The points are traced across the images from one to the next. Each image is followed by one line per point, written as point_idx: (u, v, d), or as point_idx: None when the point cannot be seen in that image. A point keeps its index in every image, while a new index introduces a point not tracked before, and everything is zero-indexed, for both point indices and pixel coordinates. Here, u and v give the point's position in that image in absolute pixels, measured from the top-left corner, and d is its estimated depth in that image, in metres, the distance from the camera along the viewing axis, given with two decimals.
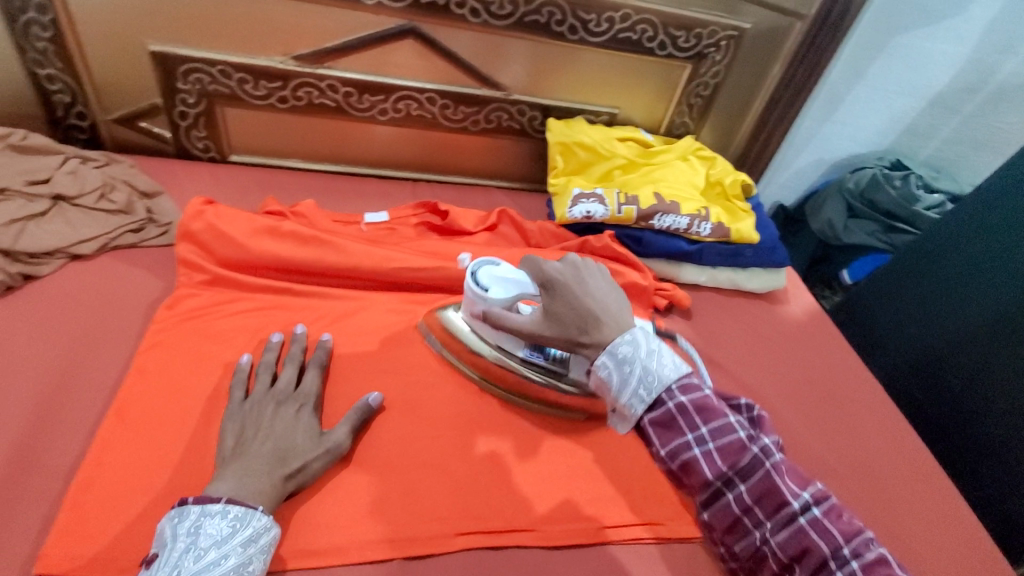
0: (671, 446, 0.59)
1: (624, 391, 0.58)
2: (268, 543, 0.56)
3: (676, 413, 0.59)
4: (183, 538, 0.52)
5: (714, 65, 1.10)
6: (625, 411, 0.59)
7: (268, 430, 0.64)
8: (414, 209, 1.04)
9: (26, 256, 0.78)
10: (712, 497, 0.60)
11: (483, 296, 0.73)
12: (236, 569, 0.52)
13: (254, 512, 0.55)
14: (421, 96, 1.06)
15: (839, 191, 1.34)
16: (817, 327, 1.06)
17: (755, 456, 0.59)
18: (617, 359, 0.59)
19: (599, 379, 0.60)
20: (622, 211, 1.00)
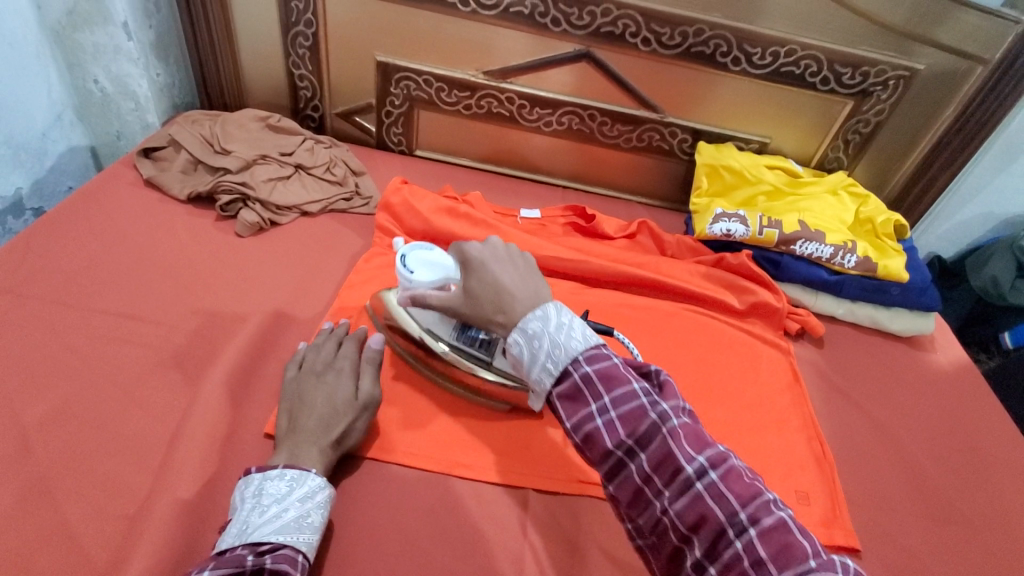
0: (575, 419, 0.54)
1: (535, 368, 0.57)
2: (327, 501, 0.63)
3: (581, 386, 0.54)
4: (249, 501, 0.60)
5: (878, 103, 1.11)
6: (534, 385, 0.57)
7: (312, 402, 0.71)
8: (563, 211, 1.16)
9: (274, 207, 1.02)
10: (616, 471, 0.54)
11: (408, 280, 0.76)
12: (296, 520, 0.59)
13: (308, 474, 0.63)
14: (583, 112, 1.19)
15: (1010, 248, 1.23)
16: (966, 381, 1.01)
17: (653, 421, 0.52)
18: (527, 336, 0.57)
19: (514, 358, 0.59)
20: (763, 233, 1.04)
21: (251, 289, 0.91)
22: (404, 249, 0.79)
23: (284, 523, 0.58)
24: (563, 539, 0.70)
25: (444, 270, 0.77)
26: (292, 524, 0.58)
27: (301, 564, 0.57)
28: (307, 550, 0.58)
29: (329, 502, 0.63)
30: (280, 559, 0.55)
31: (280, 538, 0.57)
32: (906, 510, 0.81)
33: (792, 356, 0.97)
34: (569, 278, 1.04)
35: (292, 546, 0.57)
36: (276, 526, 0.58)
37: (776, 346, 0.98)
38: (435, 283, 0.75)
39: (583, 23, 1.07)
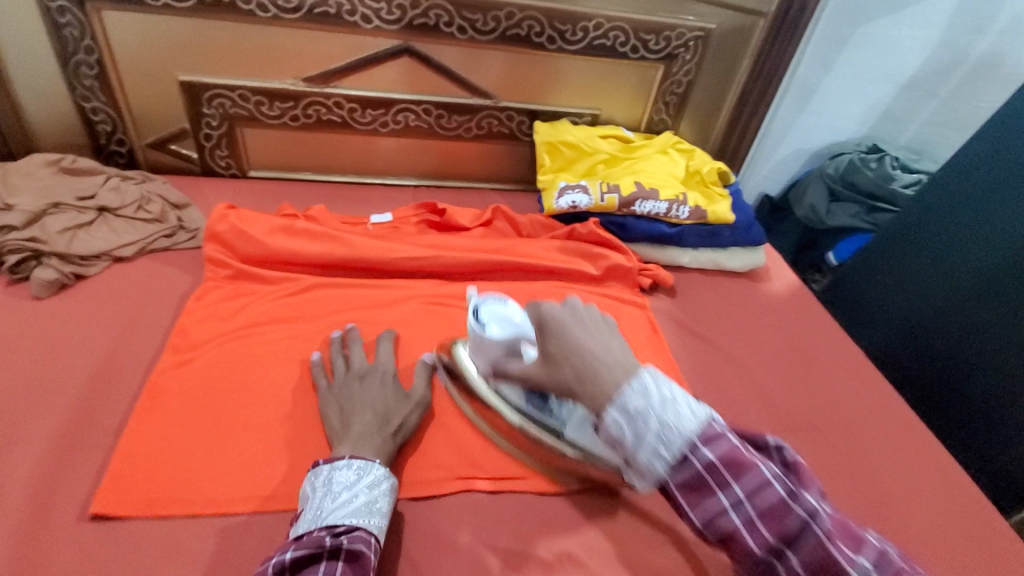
0: (704, 513, 0.50)
1: (641, 451, 0.51)
2: (390, 488, 0.65)
3: (705, 472, 0.50)
4: (320, 489, 0.62)
5: (685, 64, 1.20)
6: (642, 468, 0.51)
7: (362, 401, 0.74)
8: (415, 209, 1.13)
9: (77, 259, 0.90)
10: (758, 567, 0.49)
11: (480, 334, 0.74)
12: (367, 506, 0.61)
13: (373, 464, 0.65)
14: (418, 108, 1.17)
15: (819, 177, 1.39)
16: (799, 301, 1.12)
17: (802, 518, 0.48)
18: (630, 415, 0.52)
19: (612, 437, 0.54)
20: (605, 199, 1.09)
21: (60, 356, 0.79)
22: (478, 305, 0.79)
23: (355, 508, 0.60)
24: (445, 541, 0.67)
25: (517, 328, 0.75)
26: (363, 508, 0.61)
27: (374, 544, 0.59)
28: (378, 533, 0.61)
29: (393, 489, 0.65)
30: (355, 539, 0.58)
31: (354, 521, 0.59)
32: (763, 427, 0.88)
33: (648, 309, 1.03)
34: (428, 276, 1.02)
35: (364, 529, 0.59)
36: (348, 510, 0.60)
37: (633, 303, 1.03)
38: (505, 351, 0.74)
39: (395, 18, 1.05)
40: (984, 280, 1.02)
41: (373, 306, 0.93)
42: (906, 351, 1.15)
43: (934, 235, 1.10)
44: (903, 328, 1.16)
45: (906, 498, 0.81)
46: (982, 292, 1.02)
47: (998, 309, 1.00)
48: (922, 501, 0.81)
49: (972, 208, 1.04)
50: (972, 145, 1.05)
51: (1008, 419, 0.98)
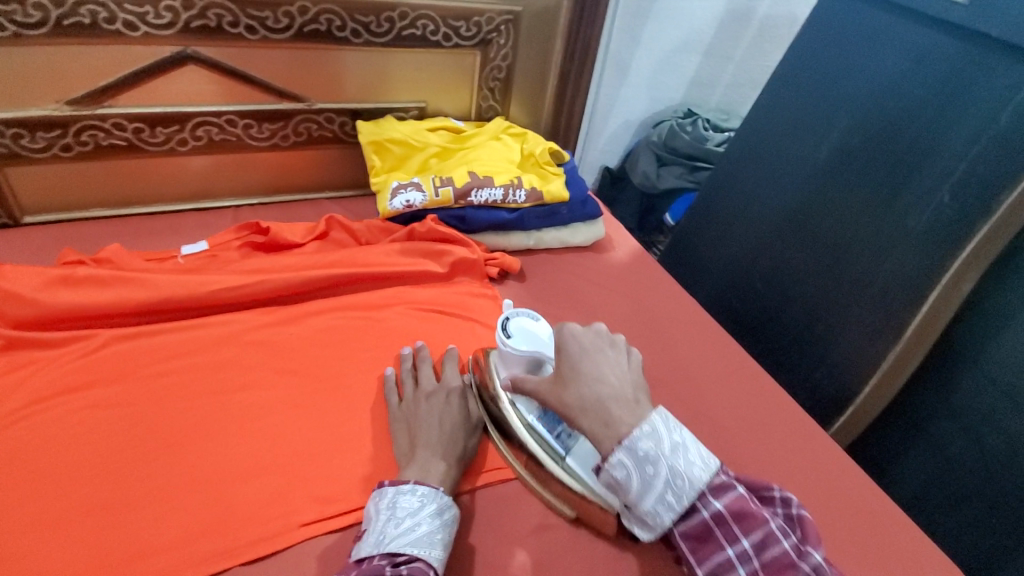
0: (708, 563, 0.55)
1: (646, 498, 0.56)
2: (452, 518, 0.63)
3: (714, 524, 0.54)
4: (384, 513, 0.61)
5: (501, 48, 1.19)
6: (650, 516, 0.56)
7: (427, 420, 0.73)
8: (236, 232, 1.02)
9: None
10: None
11: (505, 341, 0.74)
12: (427, 535, 0.59)
13: (439, 492, 0.63)
14: (219, 120, 1.05)
15: (647, 145, 1.48)
16: (639, 266, 1.18)
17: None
18: (639, 458, 0.56)
19: (615, 480, 0.57)
20: (439, 193, 1.06)
21: None
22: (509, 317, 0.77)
23: (418, 538, 0.59)
24: None
25: (541, 343, 0.74)
26: (424, 538, 0.59)
27: None
28: (439, 565, 0.59)
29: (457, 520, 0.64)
30: (416, 573, 0.56)
31: (413, 551, 0.57)
32: None
33: (498, 299, 1.01)
34: (256, 304, 0.92)
35: (424, 561, 0.57)
36: (414, 539, 0.58)
37: (482, 294, 1.01)
38: (529, 364, 0.74)
39: (166, 22, 0.93)
40: (784, 218, 1.13)
41: (190, 350, 0.83)
42: (733, 292, 1.24)
43: (742, 180, 1.22)
44: (728, 271, 1.25)
45: (743, 432, 0.88)
46: (782, 229, 1.14)
47: (795, 241, 1.11)
48: (760, 432, 0.88)
49: (766, 155, 1.17)
50: (763, 99, 1.17)
51: (812, 340, 1.09)
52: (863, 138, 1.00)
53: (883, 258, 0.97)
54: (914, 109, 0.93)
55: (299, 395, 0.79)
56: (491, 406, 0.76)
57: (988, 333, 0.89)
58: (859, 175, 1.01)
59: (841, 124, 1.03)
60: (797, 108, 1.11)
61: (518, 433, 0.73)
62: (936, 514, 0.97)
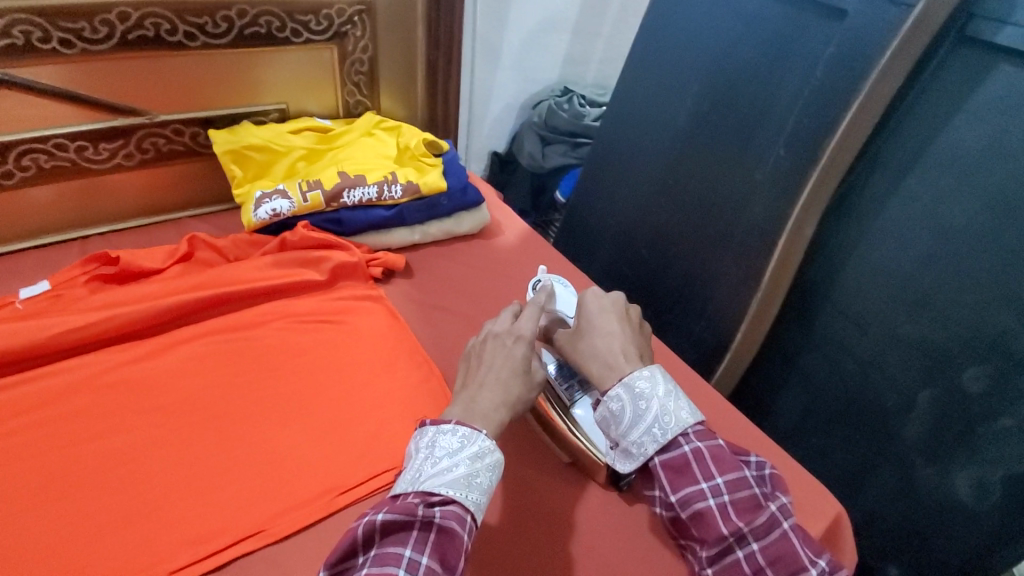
0: (682, 494, 0.62)
1: (634, 430, 0.65)
2: (495, 463, 0.59)
3: (693, 459, 0.63)
4: (423, 451, 0.59)
5: (359, 40, 1.15)
6: (635, 446, 0.65)
7: (488, 359, 0.70)
8: (80, 266, 0.93)
9: None
10: (720, 555, 0.61)
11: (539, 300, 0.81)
12: (465, 478, 0.57)
13: (478, 434, 0.60)
14: (46, 145, 0.94)
15: (530, 127, 1.51)
16: (528, 247, 1.19)
17: (769, 515, 0.60)
18: (634, 394, 0.66)
19: (611, 411, 0.67)
20: (308, 198, 1.01)
21: None
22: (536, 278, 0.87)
23: (455, 479, 0.56)
24: None
25: None
26: (462, 480, 0.56)
27: (469, 523, 0.56)
28: (475, 509, 0.56)
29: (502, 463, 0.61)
30: (447, 515, 0.54)
31: (447, 493, 0.55)
32: None
33: (383, 300, 0.98)
34: (110, 342, 0.84)
35: (459, 504, 0.55)
36: (451, 478, 0.56)
37: (367, 296, 0.98)
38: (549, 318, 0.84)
39: None
40: (655, 184, 1.18)
41: (33, 404, 0.75)
42: (624, 261, 1.28)
43: (617, 152, 1.25)
44: (617, 241, 1.28)
45: None
46: (655, 195, 1.18)
47: (667, 205, 1.16)
48: None
49: (635, 125, 1.21)
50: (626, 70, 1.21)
51: (692, 296, 1.14)
52: (712, 102, 1.05)
53: (741, 212, 1.03)
54: (750, 69, 0.99)
55: (167, 431, 0.74)
56: None
57: (833, 270, 0.99)
58: (712, 137, 1.06)
59: (694, 90, 1.08)
60: (655, 79, 1.15)
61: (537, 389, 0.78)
62: (819, 441, 1.06)
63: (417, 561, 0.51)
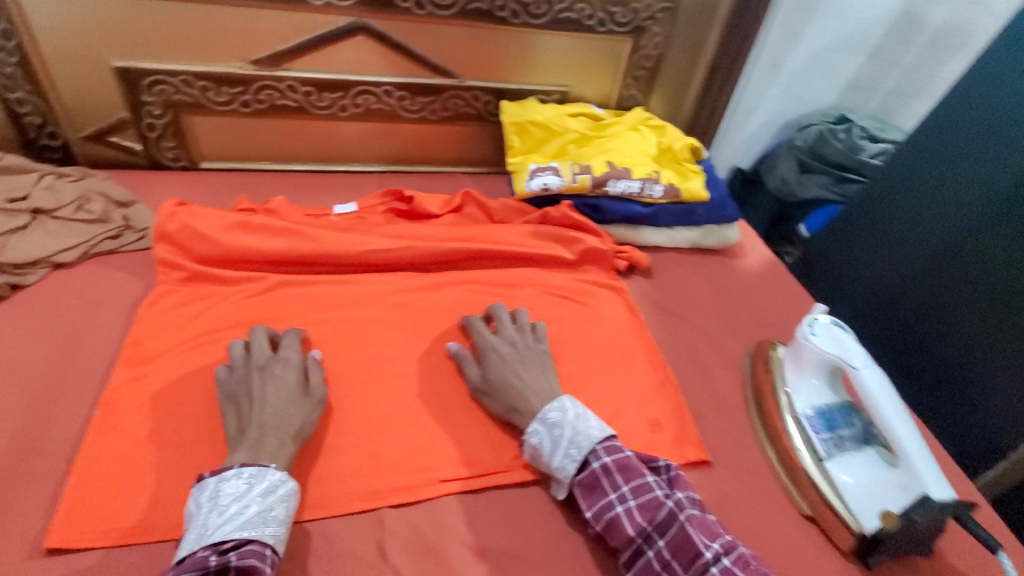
0: (596, 507, 0.65)
1: (556, 456, 0.68)
2: (289, 492, 0.61)
3: (601, 474, 0.65)
4: (208, 504, 0.58)
5: (654, 37, 1.16)
6: (560, 471, 0.68)
7: (509, 378, 0.75)
8: (381, 197, 1.08)
9: (11, 267, 0.83)
10: (632, 558, 0.62)
11: (805, 336, 0.78)
12: (259, 515, 0.58)
13: (267, 469, 0.61)
14: (378, 90, 1.10)
15: (790, 149, 1.41)
16: (772, 276, 1.12)
17: (666, 511, 0.62)
18: (548, 424, 0.69)
19: (535, 446, 0.70)
20: (577, 180, 1.06)
21: None
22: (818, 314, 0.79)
23: (246, 520, 0.57)
24: (428, 548, 0.65)
25: (841, 347, 0.75)
26: (254, 519, 0.57)
27: (270, 557, 0.57)
28: (274, 542, 0.58)
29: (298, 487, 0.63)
30: (246, 554, 0.55)
31: (242, 535, 0.56)
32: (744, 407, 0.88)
33: (625, 294, 1.00)
34: (398, 269, 0.97)
35: (257, 542, 0.56)
36: (231, 522, 0.56)
37: (609, 286, 1.01)
38: (829, 364, 0.78)
39: None
40: (945, 247, 1.08)
41: (341, 302, 0.89)
42: (875, 319, 1.21)
43: (895, 205, 1.17)
44: (873, 298, 1.22)
45: None
46: (941, 259, 1.09)
47: (957, 273, 1.06)
48: None
49: (930, 179, 1.11)
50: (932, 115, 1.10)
51: (966, 379, 1.04)
52: None
53: None
54: None
55: (437, 358, 0.84)
56: (767, 408, 0.82)
57: None
58: None
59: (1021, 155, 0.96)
60: (967, 138, 1.04)
61: (788, 424, 0.79)
62: None
63: None
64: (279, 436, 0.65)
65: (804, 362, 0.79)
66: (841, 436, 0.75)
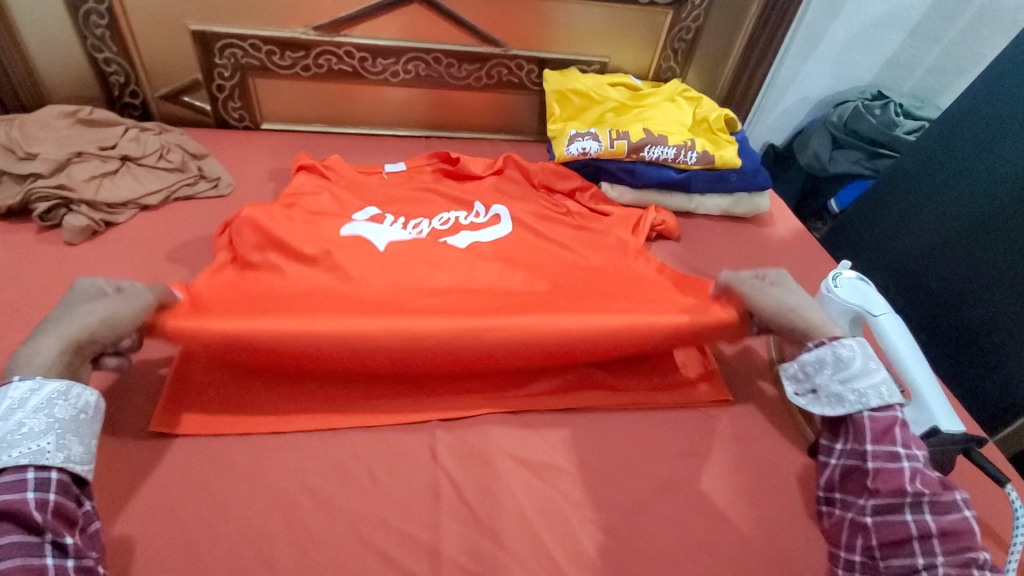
0: (882, 448, 0.65)
1: (859, 381, 0.69)
2: (39, 403, 0.56)
3: (898, 425, 0.66)
4: None
5: (694, 9, 1.20)
6: (850, 394, 0.69)
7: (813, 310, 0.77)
8: (429, 159, 1.15)
9: (105, 207, 0.92)
10: (887, 508, 0.63)
11: (828, 289, 0.82)
12: (2, 437, 0.53)
13: (8, 388, 0.57)
14: (427, 57, 1.17)
15: (824, 126, 1.43)
16: (800, 245, 1.16)
17: (955, 501, 0.61)
18: (867, 352, 0.70)
19: (840, 357, 0.70)
20: (615, 145, 1.11)
21: None
22: (840, 272, 0.83)
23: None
24: (477, 456, 0.71)
25: (862, 298, 0.79)
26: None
27: (31, 476, 0.53)
28: (33, 455, 0.53)
29: (77, 385, 0.59)
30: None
31: None
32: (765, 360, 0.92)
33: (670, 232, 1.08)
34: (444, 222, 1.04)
35: (6, 465, 0.53)
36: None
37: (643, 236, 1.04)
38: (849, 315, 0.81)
39: None
40: (978, 215, 1.10)
41: None
42: (898, 290, 1.24)
43: (929, 177, 1.19)
44: (897, 266, 1.25)
45: None
46: (974, 227, 1.10)
47: (988, 241, 1.08)
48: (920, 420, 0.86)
49: (972, 148, 1.12)
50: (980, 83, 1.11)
51: (987, 344, 1.06)
52: None
53: None
54: None
55: None
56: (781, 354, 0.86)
57: None
58: None
59: None
60: (1011, 110, 1.06)
61: None
62: None
63: None
64: (37, 333, 0.62)
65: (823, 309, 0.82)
66: None
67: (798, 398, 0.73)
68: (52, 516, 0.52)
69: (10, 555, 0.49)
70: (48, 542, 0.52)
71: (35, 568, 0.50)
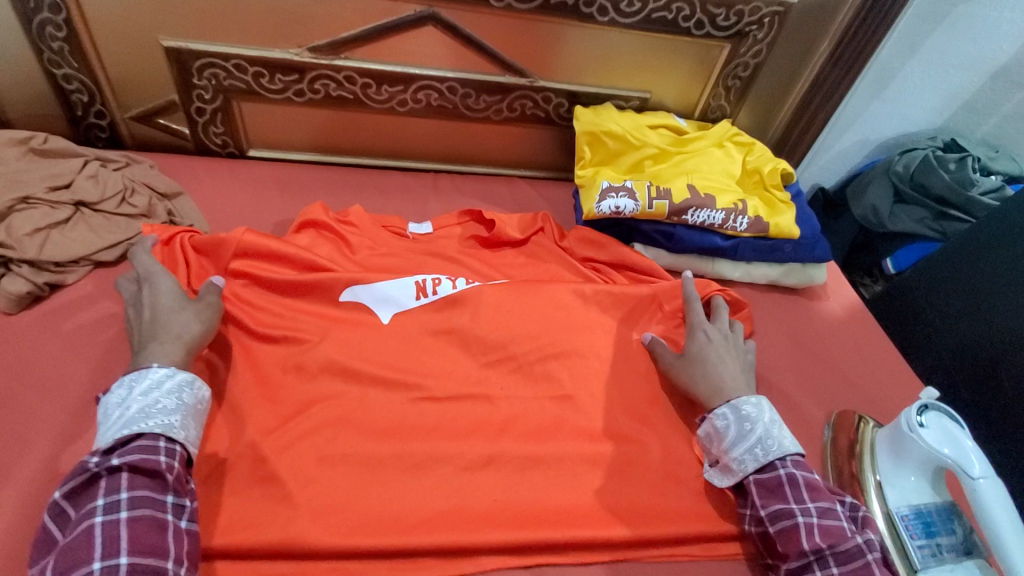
0: (773, 509, 0.64)
1: (738, 448, 0.68)
2: (176, 381, 0.62)
3: (786, 483, 0.65)
4: (106, 411, 0.60)
5: (755, 43, 1.03)
6: (733, 463, 0.68)
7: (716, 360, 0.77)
8: (458, 217, 0.97)
9: (51, 265, 0.78)
10: (799, 571, 0.62)
11: (912, 428, 0.69)
12: (142, 408, 0.59)
13: (149, 368, 0.62)
14: (441, 85, 1.00)
15: (885, 173, 1.26)
16: (859, 327, 1.00)
17: (857, 546, 0.61)
18: (739, 415, 0.70)
19: (715, 429, 0.70)
20: (654, 206, 0.95)
21: (28, 390, 0.69)
22: (931, 404, 0.71)
23: (129, 418, 0.58)
24: None
25: (955, 449, 0.66)
26: (134, 415, 0.58)
27: (166, 445, 0.58)
28: (168, 428, 0.58)
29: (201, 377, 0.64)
30: (132, 450, 0.56)
31: (127, 431, 0.57)
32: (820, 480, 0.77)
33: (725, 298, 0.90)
34: None
35: (145, 431, 0.58)
36: (118, 425, 0.58)
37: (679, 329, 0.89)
38: (936, 463, 0.68)
39: None
40: None
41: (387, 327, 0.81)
42: (964, 383, 1.09)
43: (1006, 256, 1.03)
44: (961, 355, 1.10)
45: None
46: None
47: None
48: None
49: None
50: None
51: None
52: None
53: None
54: None
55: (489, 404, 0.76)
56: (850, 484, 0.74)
57: None
58: None
59: None
60: None
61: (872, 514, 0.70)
62: None
63: (117, 506, 0.54)
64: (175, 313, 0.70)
65: (903, 449, 0.70)
66: (937, 544, 0.66)
67: (708, 470, 0.72)
68: (178, 481, 0.57)
69: (143, 508, 0.54)
70: (171, 501, 0.56)
71: (162, 523, 0.54)
